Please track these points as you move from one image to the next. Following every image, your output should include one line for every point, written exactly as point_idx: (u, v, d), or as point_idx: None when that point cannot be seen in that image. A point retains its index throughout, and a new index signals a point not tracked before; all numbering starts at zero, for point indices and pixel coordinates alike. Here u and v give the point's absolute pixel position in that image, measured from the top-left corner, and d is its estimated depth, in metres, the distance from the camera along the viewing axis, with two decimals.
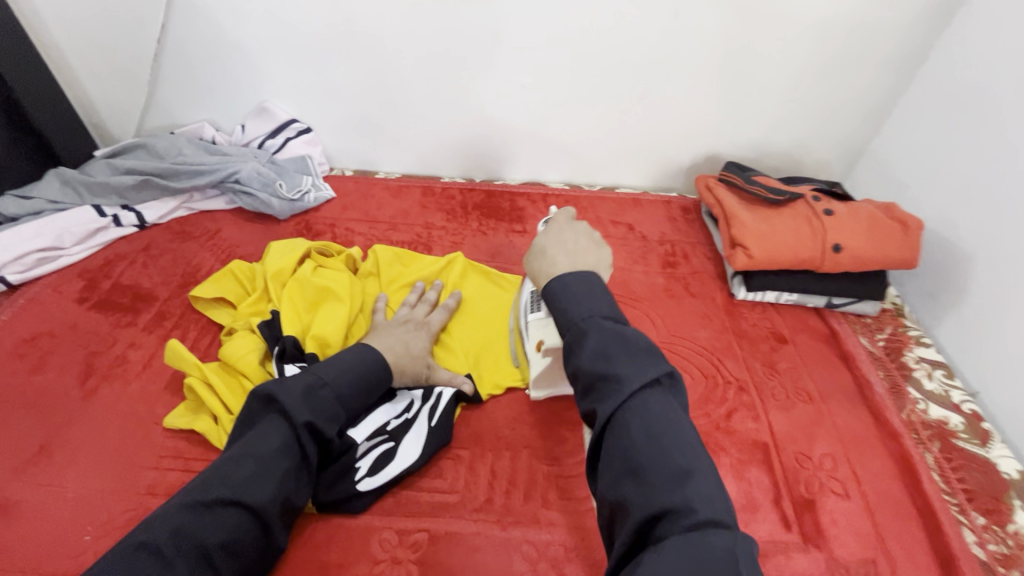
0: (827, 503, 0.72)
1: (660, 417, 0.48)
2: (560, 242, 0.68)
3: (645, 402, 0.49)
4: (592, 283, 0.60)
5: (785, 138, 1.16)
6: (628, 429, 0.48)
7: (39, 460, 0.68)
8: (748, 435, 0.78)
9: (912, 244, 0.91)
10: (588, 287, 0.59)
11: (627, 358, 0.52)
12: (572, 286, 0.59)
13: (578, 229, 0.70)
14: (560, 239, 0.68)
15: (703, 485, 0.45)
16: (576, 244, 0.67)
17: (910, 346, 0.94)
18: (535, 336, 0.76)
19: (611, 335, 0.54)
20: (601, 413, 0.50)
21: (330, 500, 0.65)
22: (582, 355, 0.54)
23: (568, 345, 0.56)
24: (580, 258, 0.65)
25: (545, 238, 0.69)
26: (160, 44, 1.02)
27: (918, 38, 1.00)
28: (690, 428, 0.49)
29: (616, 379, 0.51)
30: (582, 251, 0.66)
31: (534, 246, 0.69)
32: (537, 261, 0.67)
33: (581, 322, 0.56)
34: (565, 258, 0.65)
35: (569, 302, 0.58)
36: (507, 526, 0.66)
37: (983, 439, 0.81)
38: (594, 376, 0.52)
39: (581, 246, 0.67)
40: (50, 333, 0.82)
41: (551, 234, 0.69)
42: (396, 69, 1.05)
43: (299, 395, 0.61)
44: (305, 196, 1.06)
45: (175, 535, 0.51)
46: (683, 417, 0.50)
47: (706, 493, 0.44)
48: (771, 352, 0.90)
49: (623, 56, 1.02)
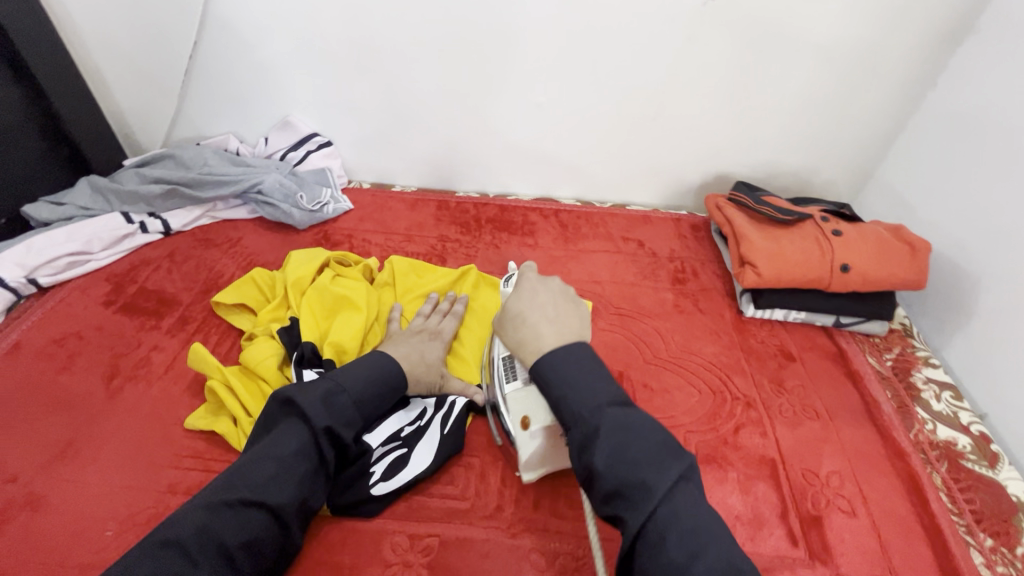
0: (834, 520, 0.72)
1: (693, 521, 0.49)
2: (538, 307, 0.68)
3: (675, 506, 0.50)
4: (583, 357, 0.61)
5: (793, 160, 1.18)
6: (665, 542, 0.48)
7: (65, 457, 0.70)
8: (756, 450, 0.79)
9: (920, 265, 0.92)
10: (580, 363, 0.60)
11: (650, 462, 0.52)
12: (566, 369, 0.60)
13: (547, 287, 0.72)
14: (535, 303, 0.68)
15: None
16: (554, 306, 0.68)
17: (919, 366, 0.94)
18: (519, 410, 0.69)
19: (625, 431, 0.54)
20: (631, 524, 0.50)
21: (345, 503, 0.67)
22: (598, 456, 0.53)
23: (579, 442, 0.56)
24: (562, 323, 0.66)
25: (521, 302, 0.68)
26: (192, 60, 1.07)
27: (925, 64, 1.02)
28: (721, 527, 0.50)
29: (644, 487, 0.51)
30: (562, 313, 0.68)
31: (510, 311, 0.68)
32: (519, 331, 0.66)
33: (590, 417, 0.56)
34: (548, 326, 0.65)
35: (568, 390, 0.59)
36: (517, 534, 0.68)
37: (991, 461, 0.81)
38: (618, 482, 0.52)
39: (559, 309, 0.69)
40: (78, 334, 0.85)
41: (525, 297, 0.69)
42: (415, 84, 1.08)
43: (319, 400, 0.63)
44: (324, 208, 1.10)
45: (200, 533, 0.53)
46: (711, 510, 0.51)
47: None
48: (779, 369, 0.91)
49: (635, 77, 1.06)
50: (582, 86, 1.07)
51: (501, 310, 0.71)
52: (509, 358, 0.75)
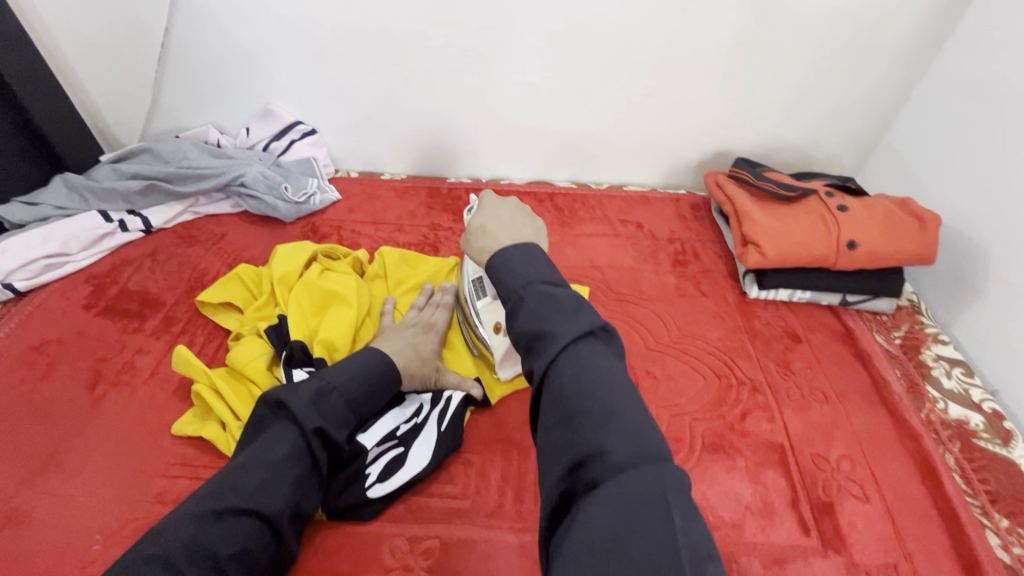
0: (847, 506, 0.70)
1: (592, 364, 0.46)
2: (496, 217, 0.68)
3: (579, 355, 0.47)
4: (532, 251, 0.57)
5: (795, 134, 1.14)
6: (562, 384, 0.46)
7: (48, 469, 0.68)
8: (763, 436, 0.77)
9: (930, 239, 0.89)
10: (528, 256, 0.56)
11: (559, 314, 0.49)
12: (510, 255, 0.57)
13: (507, 203, 0.71)
14: (494, 216, 0.68)
15: (628, 426, 0.42)
16: (511, 216, 0.68)
17: (928, 344, 0.92)
18: (490, 319, 0.77)
19: (543, 297, 0.51)
20: (537, 371, 0.48)
21: (339, 507, 0.64)
22: (520, 319, 0.51)
23: (506, 313, 0.54)
24: (518, 230, 0.66)
25: (480, 216, 0.69)
26: (164, 48, 1.02)
27: (933, 28, 0.98)
28: (623, 376, 0.47)
29: (550, 337, 0.48)
30: (519, 224, 0.67)
31: (472, 226, 0.68)
32: (477, 239, 0.66)
33: (519, 290, 0.53)
34: (504, 231, 0.66)
35: (506, 271, 0.56)
36: (520, 531, 0.65)
37: (1005, 439, 0.79)
38: (530, 337, 0.50)
39: (517, 220, 0.68)
40: (58, 340, 0.82)
41: (485, 212, 0.69)
42: (400, 67, 1.03)
43: (309, 401, 0.61)
44: (311, 199, 1.06)
45: (187, 545, 0.50)
46: (617, 363, 0.47)
47: (634, 429, 0.42)
48: (785, 351, 0.89)
49: (630, 50, 1.01)
50: (574, 62, 1.02)
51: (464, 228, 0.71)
52: (480, 277, 0.80)
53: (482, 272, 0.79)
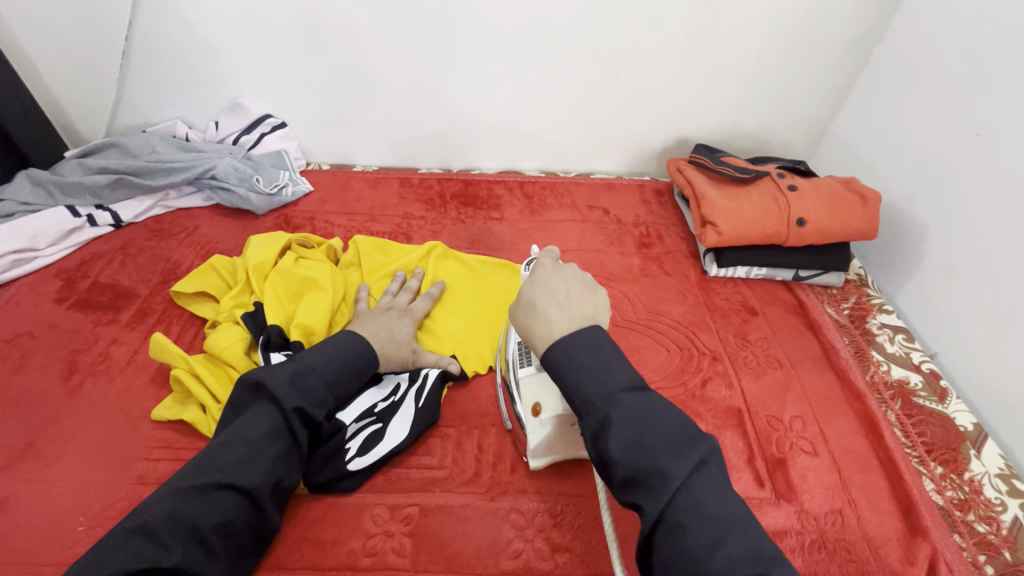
0: (798, 460, 0.76)
1: (718, 510, 0.46)
2: (551, 292, 0.61)
3: (697, 491, 0.47)
4: (600, 346, 0.55)
5: (750, 121, 1.20)
6: (685, 530, 0.46)
7: (27, 457, 0.68)
8: (722, 401, 0.82)
9: (872, 215, 0.95)
10: (592, 351, 0.55)
11: (666, 448, 0.49)
12: (577, 354, 0.55)
13: (566, 273, 0.64)
14: (549, 289, 0.61)
15: None
16: (567, 291, 0.61)
17: (874, 313, 0.99)
18: (530, 397, 0.70)
19: (641, 417, 0.50)
20: (649, 509, 0.48)
21: (321, 480, 0.67)
22: (615, 444, 0.49)
23: (592, 432, 0.52)
24: (576, 310, 0.59)
25: (529, 288, 0.62)
26: (129, 41, 1.02)
27: (872, 19, 1.05)
28: (744, 512, 0.48)
29: (662, 474, 0.48)
30: (576, 302, 0.60)
31: (520, 297, 0.62)
32: (526, 315, 0.60)
33: (601, 403, 0.52)
34: (559, 311, 0.59)
35: (580, 375, 0.54)
36: (496, 497, 0.69)
37: (940, 396, 0.86)
38: (634, 469, 0.48)
39: (576, 296, 0.61)
40: (30, 333, 0.82)
41: (538, 283, 0.62)
42: (368, 59, 1.05)
43: (286, 381, 0.63)
44: (282, 191, 1.07)
45: (170, 519, 0.52)
46: (735, 498, 0.48)
47: None
48: (743, 324, 0.94)
49: (592, 41, 1.05)
50: (539, 54, 1.06)
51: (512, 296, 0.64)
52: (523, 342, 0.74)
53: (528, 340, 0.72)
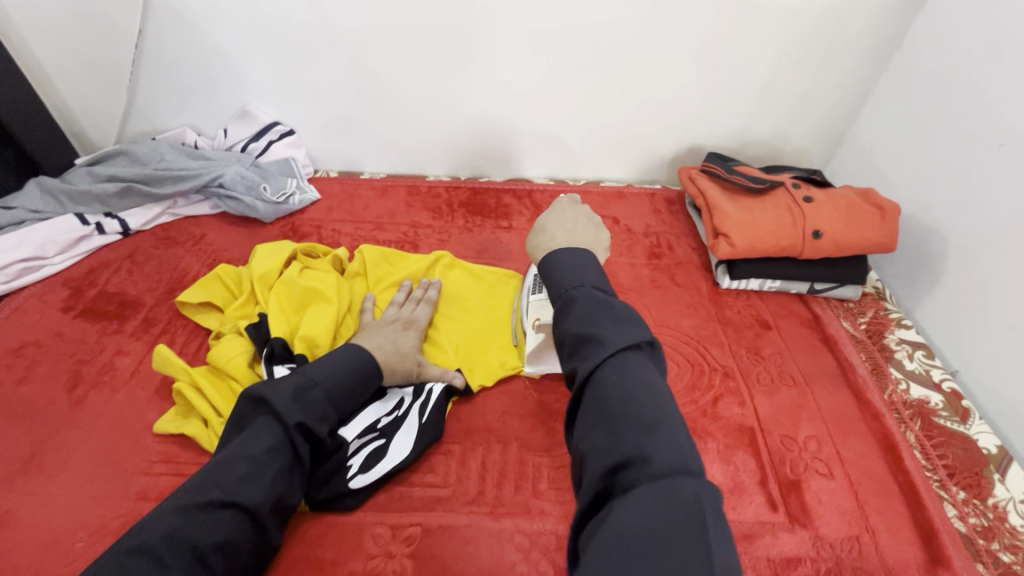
0: (813, 483, 0.74)
1: (639, 378, 0.49)
2: (562, 222, 0.71)
3: (625, 363, 0.50)
4: (586, 257, 0.62)
5: (765, 129, 1.17)
6: (606, 389, 0.48)
7: (29, 470, 0.68)
8: (734, 420, 0.80)
9: (891, 228, 0.92)
10: (579, 260, 0.62)
11: (611, 323, 0.53)
12: (562, 258, 0.62)
13: (578, 211, 0.74)
14: (561, 219, 0.72)
15: (668, 438, 0.44)
16: (576, 222, 0.71)
17: (892, 328, 0.96)
18: (532, 313, 0.79)
19: (598, 303, 0.55)
20: (581, 371, 0.51)
21: (321, 498, 0.66)
22: (570, 319, 0.55)
23: (557, 312, 0.58)
24: (578, 236, 0.69)
25: (546, 216, 0.73)
26: (139, 49, 1.02)
27: (891, 26, 1.02)
28: (666, 392, 0.49)
29: (598, 341, 0.51)
30: (580, 232, 0.70)
31: (535, 224, 0.73)
32: (538, 238, 0.71)
33: (571, 290, 0.58)
34: (563, 234, 0.69)
35: (560, 270, 0.61)
36: (500, 517, 0.67)
37: (963, 416, 0.83)
38: (578, 337, 0.53)
39: (582, 228, 0.71)
40: (36, 343, 0.82)
41: (553, 214, 0.73)
42: (376, 66, 1.04)
43: (289, 396, 0.62)
44: (290, 199, 1.07)
45: (170, 538, 0.51)
46: (662, 383, 0.50)
47: (674, 443, 0.44)
48: (756, 338, 0.92)
49: (603, 48, 1.03)
50: (548, 61, 1.04)
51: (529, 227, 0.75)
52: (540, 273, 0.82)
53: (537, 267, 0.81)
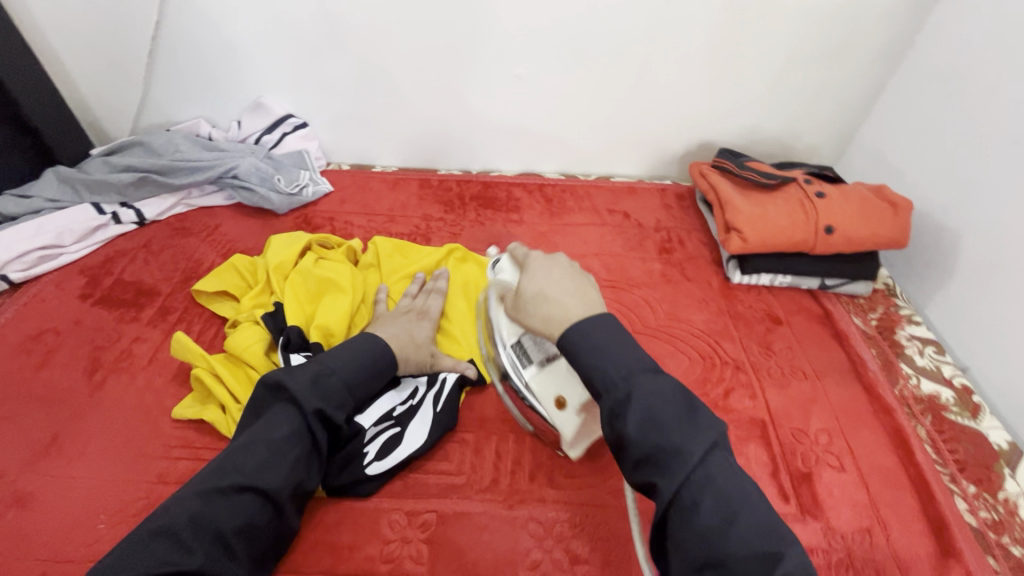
0: (824, 476, 0.74)
1: (729, 488, 0.50)
2: (555, 282, 0.65)
3: (709, 473, 0.50)
4: (616, 332, 0.59)
5: (776, 126, 1.17)
6: (699, 510, 0.49)
7: (50, 453, 0.69)
8: (746, 413, 0.80)
9: (903, 224, 0.93)
10: (610, 335, 0.58)
11: (680, 426, 0.52)
12: (594, 337, 0.58)
13: (556, 262, 0.69)
14: (552, 279, 0.66)
15: (790, 562, 0.46)
16: (569, 280, 0.66)
17: (902, 324, 0.96)
18: (550, 392, 0.68)
19: (656, 398, 0.53)
20: (666, 490, 0.50)
21: (339, 484, 0.66)
22: (631, 422, 0.52)
23: (609, 410, 0.55)
24: (585, 296, 0.64)
25: (536, 281, 0.66)
26: (155, 41, 1.03)
27: (905, 22, 1.02)
28: (754, 490, 0.51)
29: (678, 453, 0.51)
30: (581, 288, 0.65)
31: (527, 291, 0.65)
32: (543, 309, 0.64)
33: (621, 383, 0.55)
34: (571, 300, 0.63)
35: (598, 359, 0.57)
36: (514, 506, 0.68)
37: (973, 412, 0.83)
38: (649, 449, 0.52)
39: (575, 281, 0.66)
40: (55, 329, 0.83)
41: (539, 275, 0.67)
42: (389, 59, 1.05)
43: (307, 383, 0.63)
44: (303, 191, 1.07)
45: (193, 520, 0.52)
46: (746, 478, 0.52)
47: (795, 569, 0.46)
48: (767, 333, 0.92)
49: (615, 43, 1.03)
50: (560, 56, 1.05)
51: (514, 292, 0.68)
52: (518, 341, 0.73)
53: (523, 336, 0.72)
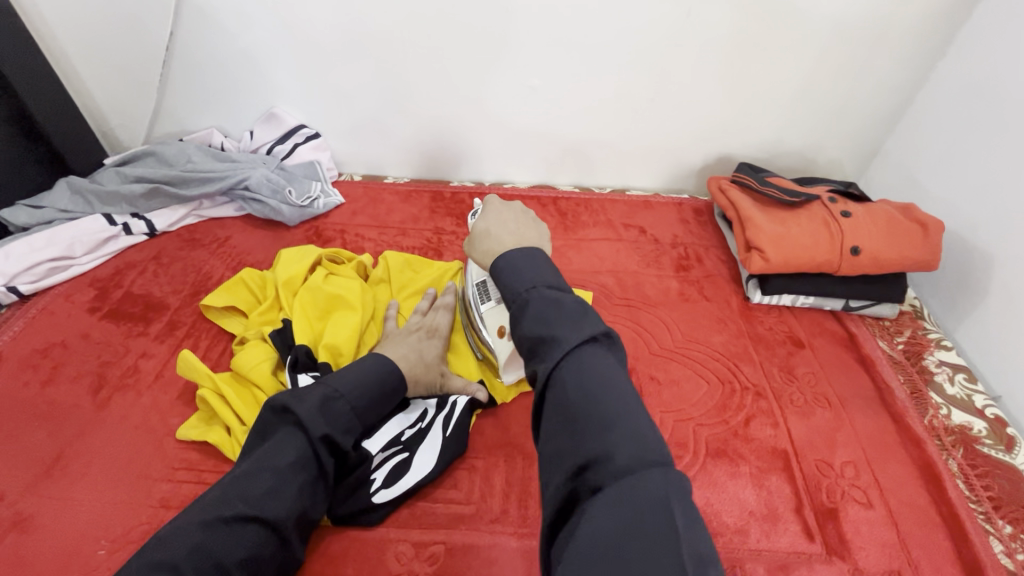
0: (850, 512, 0.71)
1: (596, 372, 0.45)
2: (502, 223, 0.68)
3: (581, 358, 0.46)
4: (536, 255, 0.58)
5: (798, 139, 1.14)
6: (563, 387, 0.45)
7: (53, 474, 0.68)
8: (767, 442, 0.77)
9: (933, 246, 0.89)
10: (530, 258, 0.57)
11: (563, 320, 0.49)
12: (516, 261, 0.57)
13: (514, 210, 0.72)
14: (500, 221, 0.68)
15: (634, 435, 0.40)
16: (517, 223, 0.69)
17: (931, 349, 0.92)
18: (495, 323, 0.77)
19: (550, 301, 0.51)
20: (539, 374, 0.47)
21: (344, 513, 0.64)
22: (524, 323, 0.51)
23: (511, 316, 0.53)
24: (525, 237, 0.66)
25: (486, 221, 0.69)
26: (169, 51, 1.02)
27: (934, 35, 0.98)
28: (629, 384, 0.45)
29: (553, 340, 0.47)
30: (526, 230, 0.68)
31: (476, 229, 0.68)
32: (482, 243, 0.66)
33: (524, 293, 0.54)
34: (510, 237, 0.66)
35: (512, 276, 0.56)
36: (525, 537, 0.65)
37: (1008, 445, 0.79)
38: (535, 340, 0.49)
39: (523, 226, 0.69)
40: (62, 343, 0.82)
41: (491, 217, 0.69)
42: (403, 69, 1.03)
43: (316, 407, 0.60)
44: (314, 203, 1.06)
45: (194, 552, 0.50)
46: (623, 374, 0.46)
47: (640, 440, 0.40)
48: (789, 357, 0.89)
49: (634, 55, 1.01)
50: (578, 68, 1.03)
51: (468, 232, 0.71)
52: (484, 281, 0.80)
53: (486, 276, 0.79)
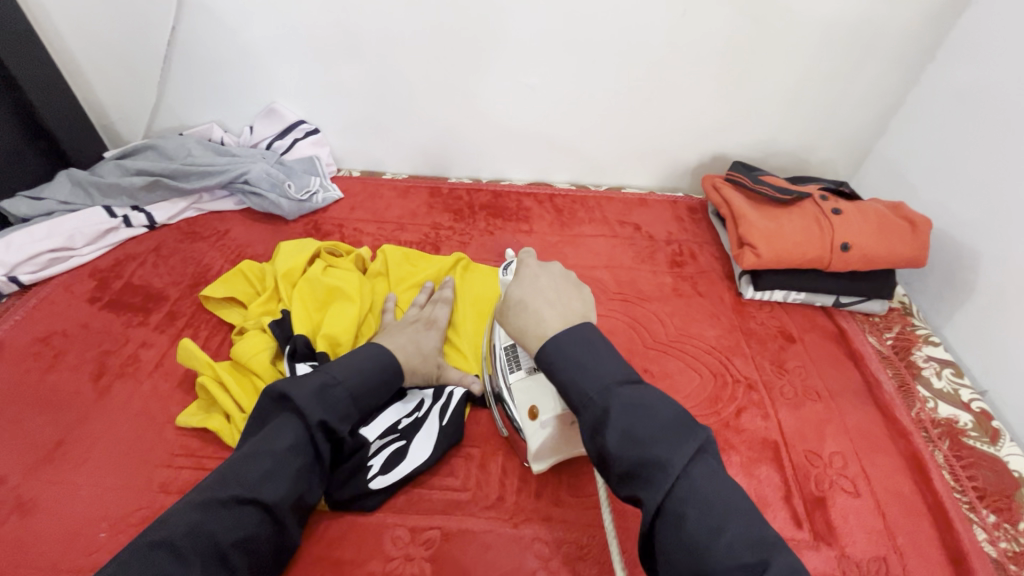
0: (838, 501, 0.72)
1: (715, 498, 0.47)
2: (539, 291, 0.66)
3: (695, 482, 0.48)
4: (592, 339, 0.58)
5: (791, 139, 1.16)
6: (684, 520, 0.47)
7: (53, 458, 0.69)
8: (758, 433, 0.78)
9: (921, 243, 0.91)
10: (587, 343, 0.58)
11: (661, 438, 0.50)
12: (571, 349, 0.57)
13: (549, 272, 0.70)
14: (538, 289, 0.66)
15: (778, 567, 0.44)
16: (556, 290, 0.67)
17: (919, 345, 0.94)
18: (527, 401, 0.68)
19: (636, 411, 0.52)
20: (648, 502, 0.49)
21: (342, 498, 0.65)
22: (611, 437, 0.51)
23: (591, 426, 0.53)
24: (567, 306, 0.64)
25: (522, 288, 0.66)
26: (170, 46, 1.03)
27: (923, 39, 1.00)
28: (741, 496, 0.49)
29: (660, 465, 0.49)
30: (565, 298, 0.66)
31: (511, 298, 0.66)
32: (521, 316, 0.64)
33: (599, 399, 0.54)
34: (550, 309, 0.63)
35: (577, 374, 0.56)
36: (519, 524, 0.67)
37: (992, 437, 0.80)
38: (633, 463, 0.50)
39: (562, 292, 0.67)
40: (63, 332, 0.83)
41: (527, 283, 0.67)
42: (403, 66, 1.05)
43: (312, 394, 0.61)
44: (313, 197, 1.07)
45: (191, 532, 0.51)
46: (731, 484, 0.49)
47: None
48: (780, 351, 0.90)
49: (630, 55, 1.03)
50: (575, 67, 1.04)
51: (502, 297, 0.68)
52: (513, 346, 0.73)
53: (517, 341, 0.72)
